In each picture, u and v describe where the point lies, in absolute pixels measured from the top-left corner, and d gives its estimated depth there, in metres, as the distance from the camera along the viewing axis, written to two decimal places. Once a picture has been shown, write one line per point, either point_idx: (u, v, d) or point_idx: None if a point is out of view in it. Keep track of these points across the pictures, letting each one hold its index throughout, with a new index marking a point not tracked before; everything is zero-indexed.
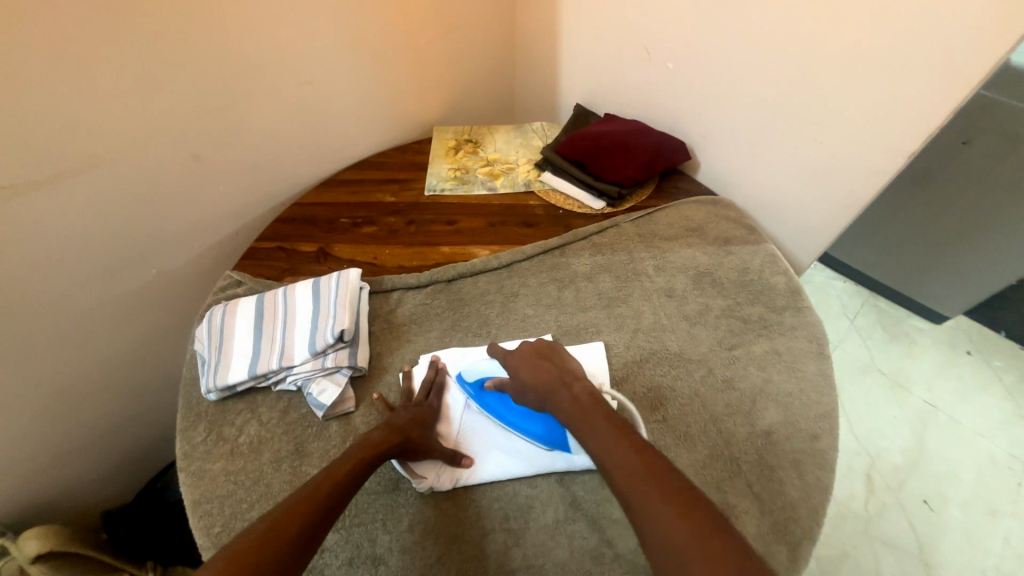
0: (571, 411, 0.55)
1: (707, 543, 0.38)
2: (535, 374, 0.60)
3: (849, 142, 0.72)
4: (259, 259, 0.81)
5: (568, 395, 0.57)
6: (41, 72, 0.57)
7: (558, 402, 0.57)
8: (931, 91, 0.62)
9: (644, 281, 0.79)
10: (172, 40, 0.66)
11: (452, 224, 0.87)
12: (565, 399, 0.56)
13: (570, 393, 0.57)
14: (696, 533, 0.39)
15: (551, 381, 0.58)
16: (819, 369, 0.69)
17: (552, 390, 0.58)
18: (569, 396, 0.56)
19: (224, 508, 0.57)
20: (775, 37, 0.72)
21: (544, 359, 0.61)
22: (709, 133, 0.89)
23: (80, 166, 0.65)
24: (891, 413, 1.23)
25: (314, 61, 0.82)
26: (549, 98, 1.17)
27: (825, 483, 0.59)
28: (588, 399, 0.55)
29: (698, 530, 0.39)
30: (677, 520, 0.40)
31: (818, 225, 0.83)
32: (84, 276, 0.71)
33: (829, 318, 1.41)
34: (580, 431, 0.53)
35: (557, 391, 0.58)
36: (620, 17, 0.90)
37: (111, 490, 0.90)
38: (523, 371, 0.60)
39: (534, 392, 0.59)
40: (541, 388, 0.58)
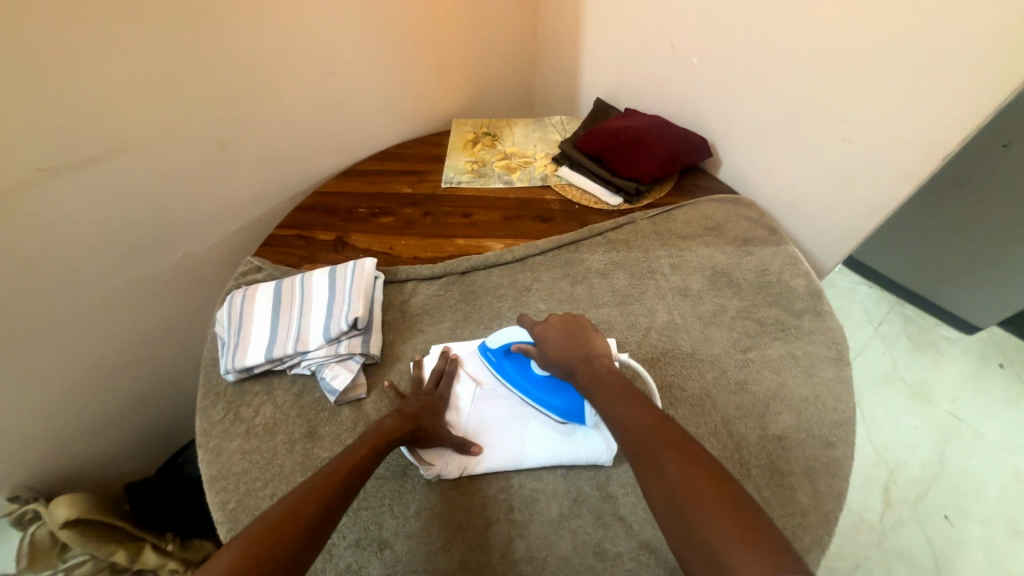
0: (588, 381, 0.56)
1: (702, 488, 0.40)
2: (559, 346, 0.60)
3: (878, 143, 0.70)
4: (279, 246, 0.83)
5: (586, 368, 0.58)
6: (75, 60, 0.59)
7: (575, 374, 0.58)
8: (971, 91, 0.59)
9: (659, 279, 0.78)
10: (200, 30, 0.67)
11: (468, 216, 0.87)
12: (584, 372, 0.57)
13: (588, 365, 0.58)
14: (695, 481, 0.41)
15: (571, 352, 0.60)
16: (837, 375, 0.67)
17: (574, 363, 0.59)
18: (588, 368, 0.57)
19: (239, 484, 0.59)
20: (806, 31, 0.70)
21: (568, 330, 0.62)
22: (733, 131, 0.87)
23: (113, 152, 0.67)
24: (913, 425, 1.19)
25: (337, 51, 0.83)
26: (569, 92, 1.16)
27: (837, 491, 0.57)
28: (606, 371, 0.56)
29: (696, 477, 0.41)
30: (679, 469, 0.42)
31: (843, 227, 0.81)
32: (113, 257, 0.74)
33: (851, 323, 1.37)
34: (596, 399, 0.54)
35: (578, 364, 0.58)
36: (643, 11, 0.89)
37: (135, 463, 0.94)
38: (548, 339, 0.61)
39: (549, 362, 0.60)
40: (563, 359, 0.59)
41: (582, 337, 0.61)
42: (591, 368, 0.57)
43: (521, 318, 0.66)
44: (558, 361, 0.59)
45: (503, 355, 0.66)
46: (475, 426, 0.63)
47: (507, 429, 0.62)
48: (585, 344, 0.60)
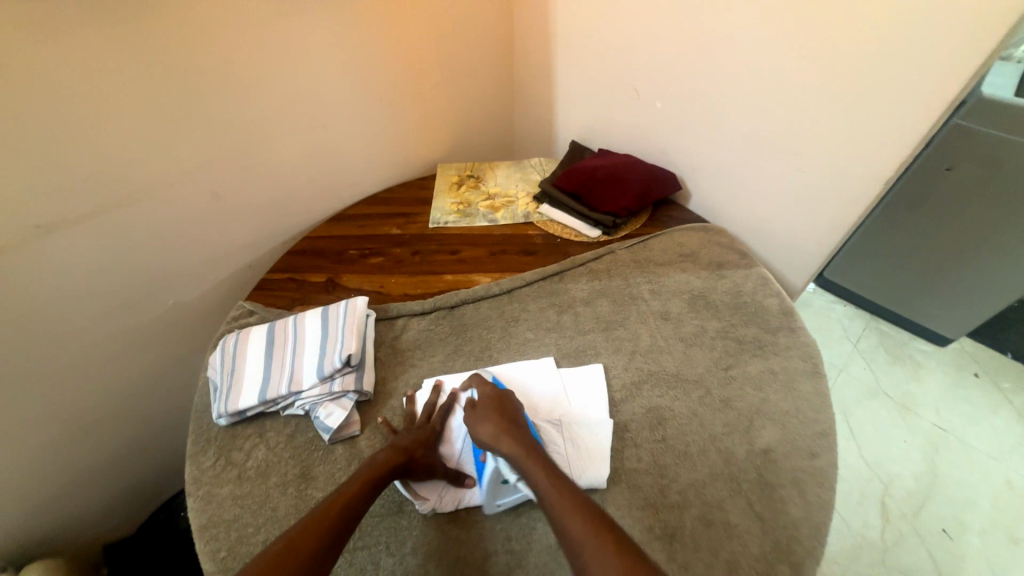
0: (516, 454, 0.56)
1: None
2: (488, 416, 0.61)
3: (825, 170, 0.77)
4: (271, 290, 0.85)
5: (515, 438, 0.58)
6: (77, 122, 0.63)
7: (499, 445, 0.58)
8: (899, 124, 0.67)
9: (640, 305, 0.82)
10: (199, 92, 0.72)
11: (455, 253, 0.91)
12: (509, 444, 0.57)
13: (515, 439, 0.58)
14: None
15: (500, 425, 0.59)
16: (815, 387, 0.70)
17: (503, 431, 0.59)
18: (514, 440, 0.58)
19: (231, 532, 0.57)
20: (752, 76, 0.78)
21: (499, 401, 0.63)
22: (698, 165, 0.94)
23: (110, 206, 0.70)
24: (901, 438, 1.21)
25: (326, 106, 0.89)
26: (546, 135, 1.24)
27: (826, 501, 0.59)
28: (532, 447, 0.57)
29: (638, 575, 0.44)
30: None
31: (808, 249, 0.86)
32: (104, 308, 0.75)
33: (831, 341, 1.42)
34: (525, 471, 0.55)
35: (506, 433, 0.58)
36: (608, 63, 0.98)
37: (116, 521, 0.90)
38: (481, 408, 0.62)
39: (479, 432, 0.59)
40: (493, 426, 0.59)
41: (511, 409, 0.62)
42: (524, 438, 0.58)
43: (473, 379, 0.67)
44: (487, 429, 0.59)
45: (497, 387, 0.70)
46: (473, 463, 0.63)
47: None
48: (513, 417, 0.61)
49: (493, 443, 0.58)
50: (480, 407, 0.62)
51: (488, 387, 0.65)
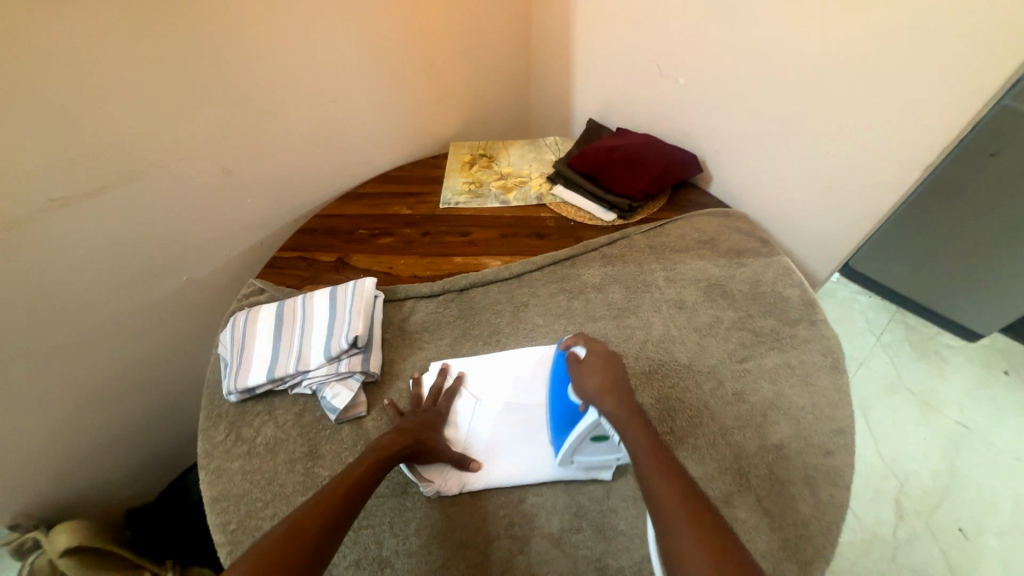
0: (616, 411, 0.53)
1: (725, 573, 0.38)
2: (593, 371, 0.58)
3: (859, 154, 0.72)
4: (281, 268, 0.85)
5: (621, 397, 0.55)
6: (86, 95, 0.62)
7: (603, 398, 0.55)
8: (946, 104, 0.61)
9: (654, 293, 0.79)
10: (207, 64, 0.71)
11: (466, 235, 0.89)
12: (612, 400, 0.54)
13: (619, 397, 0.55)
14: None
15: (607, 382, 0.56)
16: (834, 383, 0.67)
17: (608, 388, 0.56)
18: (618, 398, 0.54)
19: (240, 506, 0.59)
20: (786, 51, 0.73)
21: (606, 358, 0.60)
22: (722, 147, 0.90)
23: (122, 181, 0.70)
24: (920, 435, 1.18)
25: (336, 80, 0.86)
26: (563, 112, 1.19)
27: (838, 500, 0.57)
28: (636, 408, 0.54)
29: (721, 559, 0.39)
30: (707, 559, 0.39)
31: (835, 237, 0.82)
32: (119, 282, 0.76)
33: (853, 333, 1.37)
34: (625, 430, 0.51)
35: (612, 391, 0.55)
36: (630, 36, 0.93)
37: (136, 488, 0.94)
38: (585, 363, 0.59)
39: (583, 384, 0.58)
40: (599, 379, 0.57)
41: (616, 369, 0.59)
42: (631, 400, 0.55)
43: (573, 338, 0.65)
44: (591, 383, 0.57)
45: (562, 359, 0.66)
46: (475, 443, 0.63)
47: (506, 443, 0.63)
48: (620, 377, 0.57)
49: (596, 397, 0.55)
50: (585, 361, 0.60)
51: (599, 346, 0.63)
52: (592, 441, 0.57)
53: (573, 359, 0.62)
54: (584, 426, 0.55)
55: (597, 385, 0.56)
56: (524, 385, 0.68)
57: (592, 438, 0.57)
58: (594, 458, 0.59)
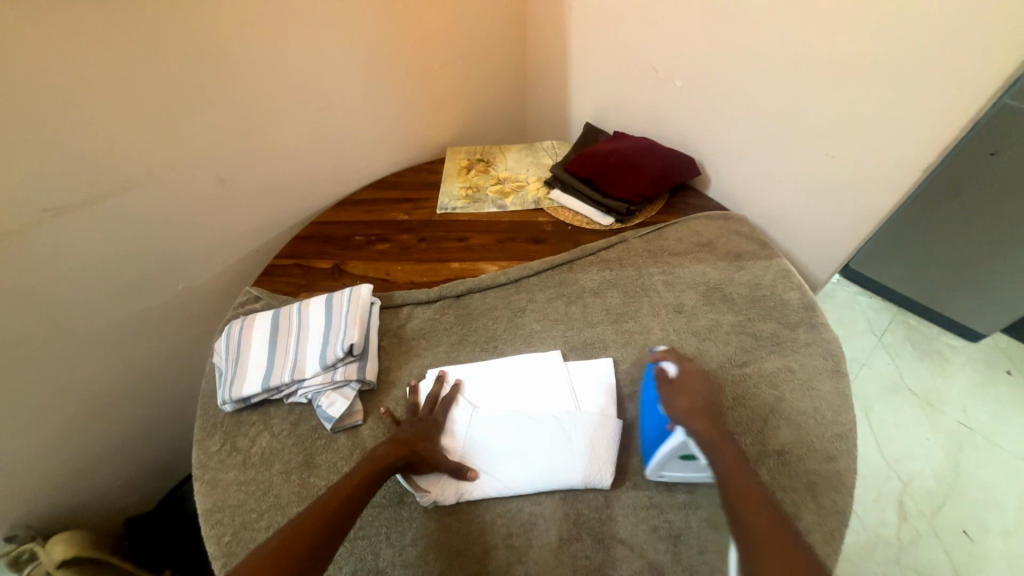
0: (706, 433, 0.54)
1: None
2: (682, 392, 0.59)
3: (858, 155, 0.72)
4: (277, 275, 0.84)
5: (711, 420, 0.56)
6: (81, 103, 0.62)
7: (691, 418, 0.56)
8: (944, 104, 0.61)
9: (652, 296, 0.78)
10: (202, 71, 0.70)
11: (463, 240, 0.89)
12: (700, 421, 0.55)
13: (710, 420, 0.56)
14: None
15: (697, 404, 0.57)
16: (835, 387, 0.67)
17: (699, 411, 0.57)
18: (708, 422, 0.55)
19: (235, 517, 0.58)
20: (782, 53, 0.73)
21: (696, 381, 0.61)
22: (720, 150, 0.89)
23: (117, 189, 0.70)
24: (924, 436, 1.16)
25: (332, 86, 0.86)
26: (559, 116, 1.19)
27: (841, 506, 0.56)
28: (724, 432, 0.55)
29: None
30: None
31: (835, 239, 0.82)
32: (113, 291, 0.75)
33: (854, 334, 1.36)
34: (714, 456, 0.52)
35: (702, 414, 0.56)
36: (626, 40, 0.92)
37: (131, 498, 0.93)
38: (674, 383, 0.60)
39: (671, 404, 0.58)
40: (691, 402, 0.58)
41: (701, 390, 0.60)
42: (720, 425, 0.56)
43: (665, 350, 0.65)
44: (681, 402, 0.58)
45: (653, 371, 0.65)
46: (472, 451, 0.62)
47: (502, 453, 0.61)
48: (706, 400, 0.59)
49: (685, 416, 0.56)
50: (675, 379, 0.61)
51: (686, 363, 0.63)
52: (680, 459, 0.57)
53: (663, 375, 0.62)
54: (670, 446, 0.55)
55: (685, 407, 0.57)
56: (525, 394, 0.67)
57: (679, 456, 0.56)
58: (680, 475, 0.58)
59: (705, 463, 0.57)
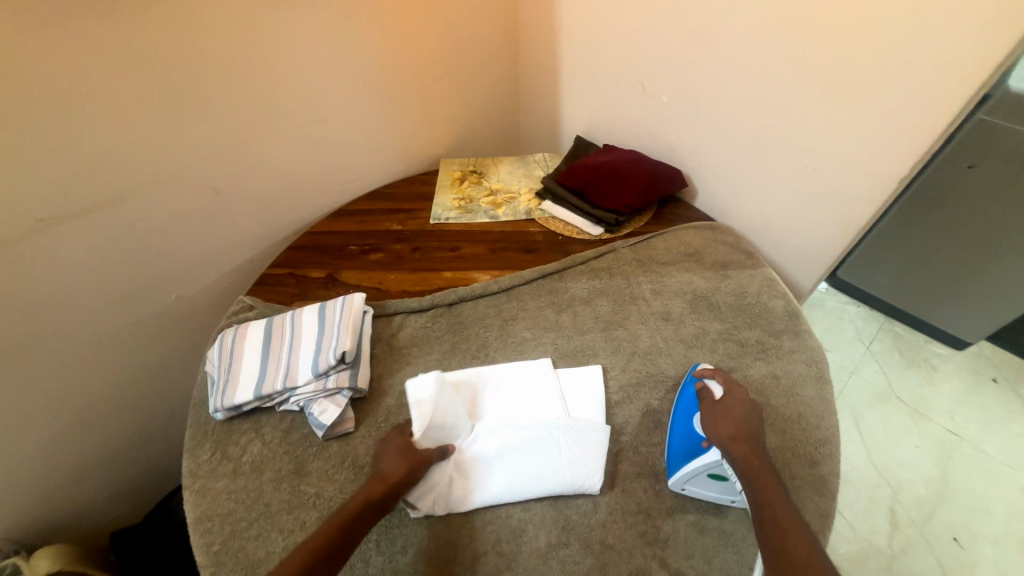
0: (743, 458, 0.55)
1: None
2: (724, 417, 0.60)
3: (836, 168, 0.75)
4: (271, 285, 0.85)
5: (752, 445, 0.57)
6: (77, 115, 0.63)
7: (729, 443, 0.57)
8: (914, 119, 0.64)
9: (641, 305, 0.80)
10: (200, 84, 0.72)
11: (455, 250, 0.90)
12: (740, 446, 0.56)
13: (752, 445, 0.57)
14: None
15: (738, 429, 0.58)
16: (818, 393, 0.68)
17: (742, 435, 0.58)
18: (748, 446, 0.56)
19: (225, 526, 0.58)
20: (761, 70, 0.76)
21: (742, 404, 0.61)
22: (705, 162, 0.92)
23: (111, 200, 0.70)
24: (913, 443, 1.18)
25: (327, 98, 0.88)
26: (551, 129, 1.22)
27: (824, 510, 0.58)
28: (764, 457, 0.56)
29: None
30: None
31: (818, 248, 0.84)
32: (106, 300, 0.76)
33: (843, 343, 1.38)
34: (752, 480, 0.53)
35: (742, 439, 0.57)
36: (614, 56, 0.96)
37: (119, 509, 0.92)
38: (715, 408, 0.61)
39: (710, 429, 0.59)
40: (732, 427, 0.59)
41: (745, 414, 0.60)
42: (761, 450, 0.56)
43: (705, 371, 0.66)
44: (719, 427, 0.59)
45: (691, 389, 0.67)
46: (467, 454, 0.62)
47: (497, 456, 0.62)
48: (748, 424, 0.59)
49: (722, 441, 0.57)
50: (721, 403, 0.62)
51: (735, 386, 0.64)
52: (709, 477, 0.58)
53: (709, 396, 0.63)
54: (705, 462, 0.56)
55: (728, 431, 0.58)
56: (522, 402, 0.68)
57: (710, 474, 0.57)
58: (704, 492, 0.59)
59: (735, 487, 0.58)
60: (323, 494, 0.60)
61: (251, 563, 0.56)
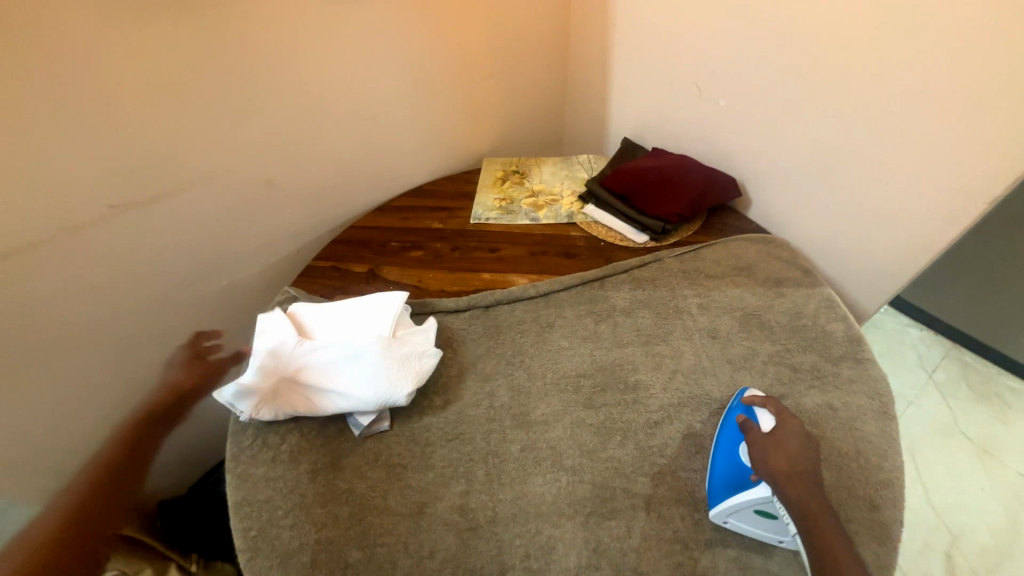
0: (798, 499, 0.52)
1: None
2: (777, 453, 0.56)
3: (916, 183, 0.68)
4: (315, 277, 0.87)
5: (807, 485, 0.53)
6: (147, 109, 0.66)
7: (781, 483, 0.53)
8: (1017, 133, 0.58)
9: (686, 320, 0.76)
10: (260, 81, 0.75)
11: (495, 251, 0.89)
12: (794, 486, 0.53)
13: (808, 486, 0.53)
14: None
15: (791, 467, 0.55)
16: (882, 430, 0.63)
17: (798, 474, 0.54)
18: (803, 487, 0.53)
19: (262, 512, 0.60)
20: (835, 74, 0.70)
21: (799, 439, 0.57)
22: (763, 172, 0.86)
23: (174, 191, 0.74)
24: (979, 486, 1.08)
25: (377, 95, 0.89)
26: (597, 129, 1.18)
27: (883, 560, 0.53)
28: (819, 499, 0.53)
29: None
30: None
31: (888, 270, 0.77)
32: (165, 285, 0.80)
33: (903, 369, 1.27)
34: (805, 523, 0.51)
35: (797, 478, 0.54)
36: (671, 56, 0.91)
37: (167, 482, 0.97)
38: (770, 442, 0.57)
39: (761, 467, 0.55)
40: (787, 464, 0.55)
41: (800, 449, 0.56)
42: (816, 492, 0.53)
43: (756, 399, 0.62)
44: (773, 464, 0.55)
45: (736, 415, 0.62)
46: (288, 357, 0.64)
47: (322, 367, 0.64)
48: (803, 462, 0.55)
49: (775, 480, 0.54)
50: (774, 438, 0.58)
51: (790, 418, 0.60)
52: (757, 514, 0.54)
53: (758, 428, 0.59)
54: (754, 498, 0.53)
55: (782, 468, 0.55)
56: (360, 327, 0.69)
57: (758, 511, 0.54)
58: (749, 529, 0.55)
59: (785, 526, 0.54)
60: (355, 490, 0.61)
61: (285, 552, 0.57)
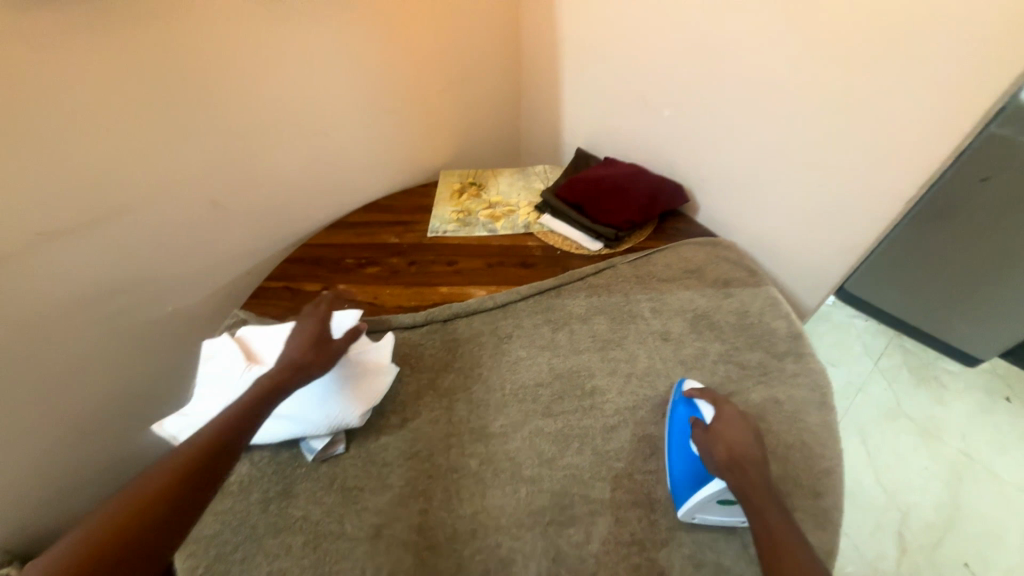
0: (743, 485, 0.53)
1: None
2: (724, 443, 0.57)
3: (844, 185, 0.73)
4: (267, 298, 0.85)
5: (750, 469, 0.55)
6: (78, 130, 0.63)
7: (726, 471, 0.55)
8: (926, 136, 0.62)
9: (640, 323, 0.78)
10: (202, 99, 0.72)
11: (452, 264, 0.89)
12: (737, 472, 0.54)
13: (752, 471, 0.55)
14: None
15: (735, 454, 0.56)
16: (823, 419, 0.66)
17: (740, 460, 0.56)
18: (747, 472, 0.54)
19: (210, 549, 0.57)
20: (767, 84, 0.74)
21: (741, 426, 0.59)
22: (708, 178, 0.90)
23: (110, 215, 0.70)
24: (923, 465, 1.14)
25: (327, 111, 0.88)
26: (552, 139, 1.20)
27: (827, 545, 0.55)
28: (765, 482, 0.54)
29: None
30: None
31: (824, 267, 0.82)
32: (103, 314, 0.75)
33: (850, 358, 1.34)
34: (751, 508, 0.52)
35: (741, 464, 0.55)
36: (618, 70, 0.94)
37: None
38: (718, 433, 0.59)
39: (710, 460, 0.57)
40: (730, 451, 0.56)
41: (742, 435, 0.58)
42: (760, 476, 0.54)
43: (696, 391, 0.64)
44: (719, 454, 0.56)
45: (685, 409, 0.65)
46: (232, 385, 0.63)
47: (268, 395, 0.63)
48: (746, 447, 0.57)
49: (721, 470, 0.55)
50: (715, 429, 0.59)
51: (731, 409, 0.61)
52: (718, 503, 0.56)
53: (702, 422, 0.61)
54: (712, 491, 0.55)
55: (725, 456, 0.56)
56: None
57: (719, 501, 0.56)
58: (714, 519, 0.57)
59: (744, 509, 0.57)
60: (310, 517, 0.59)
61: None
